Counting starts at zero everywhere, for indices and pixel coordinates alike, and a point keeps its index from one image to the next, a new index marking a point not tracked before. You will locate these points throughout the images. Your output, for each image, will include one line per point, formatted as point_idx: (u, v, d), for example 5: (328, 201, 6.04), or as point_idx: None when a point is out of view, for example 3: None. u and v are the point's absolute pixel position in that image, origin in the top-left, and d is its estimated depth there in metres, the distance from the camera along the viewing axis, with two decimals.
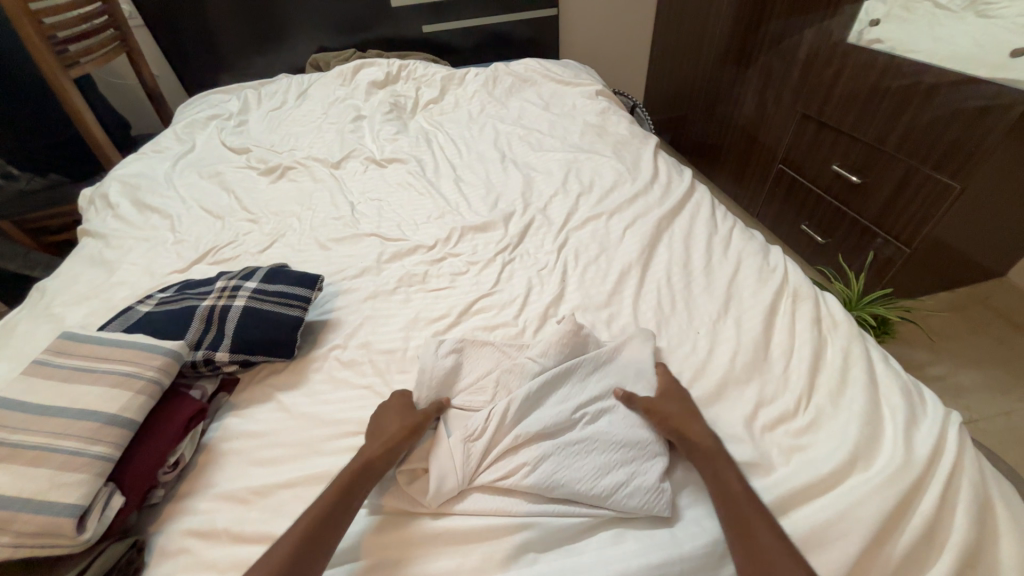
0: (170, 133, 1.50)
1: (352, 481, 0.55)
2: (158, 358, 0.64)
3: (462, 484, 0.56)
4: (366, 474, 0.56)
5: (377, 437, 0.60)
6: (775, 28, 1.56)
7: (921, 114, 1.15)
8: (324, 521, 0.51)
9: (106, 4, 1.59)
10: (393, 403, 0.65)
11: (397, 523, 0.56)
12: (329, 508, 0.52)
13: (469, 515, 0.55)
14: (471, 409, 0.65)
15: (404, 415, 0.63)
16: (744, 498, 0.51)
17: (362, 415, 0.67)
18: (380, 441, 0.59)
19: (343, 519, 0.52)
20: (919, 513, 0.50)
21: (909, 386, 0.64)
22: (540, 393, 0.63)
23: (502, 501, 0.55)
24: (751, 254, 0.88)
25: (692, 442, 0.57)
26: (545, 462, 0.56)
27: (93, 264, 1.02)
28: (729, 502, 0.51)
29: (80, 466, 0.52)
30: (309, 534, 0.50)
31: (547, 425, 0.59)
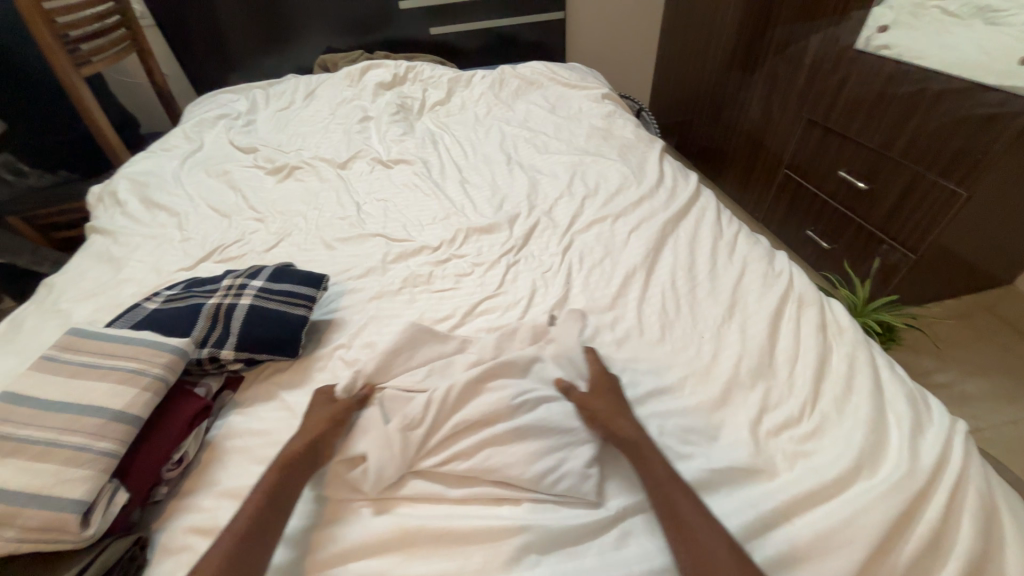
0: (179, 131, 1.51)
1: (290, 472, 0.57)
2: (164, 355, 0.64)
3: (403, 471, 0.59)
4: (308, 464, 0.58)
5: (313, 429, 0.62)
6: (782, 33, 1.55)
7: (928, 121, 1.15)
8: (267, 512, 0.52)
9: (118, 4, 1.61)
10: (321, 397, 0.67)
11: (338, 511, 0.58)
12: (269, 497, 0.54)
13: (410, 500, 0.58)
14: (406, 392, 0.66)
15: (330, 408, 0.65)
16: (682, 496, 0.51)
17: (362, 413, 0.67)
18: (316, 434, 0.61)
19: (286, 509, 0.54)
20: (924, 521, 0.50)
21: (914, 394, 0.64)
22: (473, 383, 0.64)
23: (449, 486, 0.59)
24: (757, 259, 0.88)
25: (626, 440, 0.57)
26: (479, 451, 0.59)
27: (101, 261, 1.03)
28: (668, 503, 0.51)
29: (86, 462, 0.53)
30: (251, 524, 0.51)
31: (487, 411, 0.61)
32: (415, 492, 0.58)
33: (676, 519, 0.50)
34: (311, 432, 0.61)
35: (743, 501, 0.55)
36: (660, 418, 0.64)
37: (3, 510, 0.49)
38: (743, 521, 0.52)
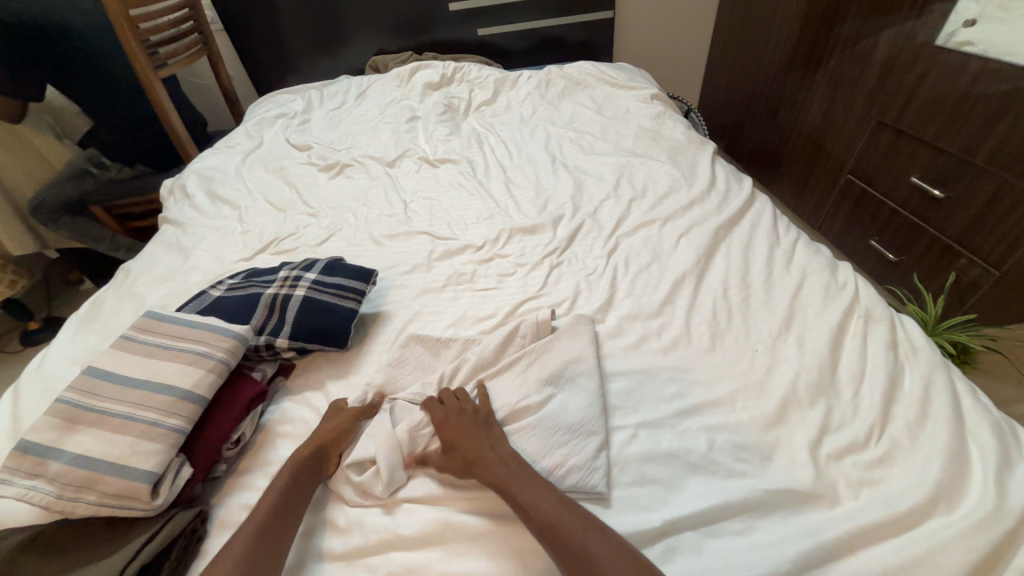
0: (241, 129, 1.61)
1: (307, 460, 0.60)
2: (227, 340, 0.68)
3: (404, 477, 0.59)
4: (323, 453, 0.62)
5: (325, 425, 0.65)
6: (850, 29, 1.46)
7: (1021, 124, 1.04)
8: (286, 497, 0.55)
9: (192, 10, 1.73)
10: (331, 405, 0.69)
11: (342, 505, 0.60)
12: (291, 481, 0.57)
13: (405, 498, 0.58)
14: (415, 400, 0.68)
15: (339, 414, 0.67)
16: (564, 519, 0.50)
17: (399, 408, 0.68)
18: (326, 429, 0.64)
19: (303, 496, 0.57)
20: (1014, 567, 0.45)
21: (1001, 424, 0.58)
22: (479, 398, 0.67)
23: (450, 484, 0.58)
24: (818, 269, 0.83)
25: (496, 473, 0.55)
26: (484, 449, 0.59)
27: (170, 249, 1.11)
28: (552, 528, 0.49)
29: (157, 436, 0.57)
30: (275, 509, 0.54)
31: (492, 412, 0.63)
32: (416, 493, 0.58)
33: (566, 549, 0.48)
34: (328, 427, 0.64)
35: (801, 528, 0.51)
36: (709, 432, 0.61)
37: (87, 476, 0.54)
38: (800, 548, 0.49)
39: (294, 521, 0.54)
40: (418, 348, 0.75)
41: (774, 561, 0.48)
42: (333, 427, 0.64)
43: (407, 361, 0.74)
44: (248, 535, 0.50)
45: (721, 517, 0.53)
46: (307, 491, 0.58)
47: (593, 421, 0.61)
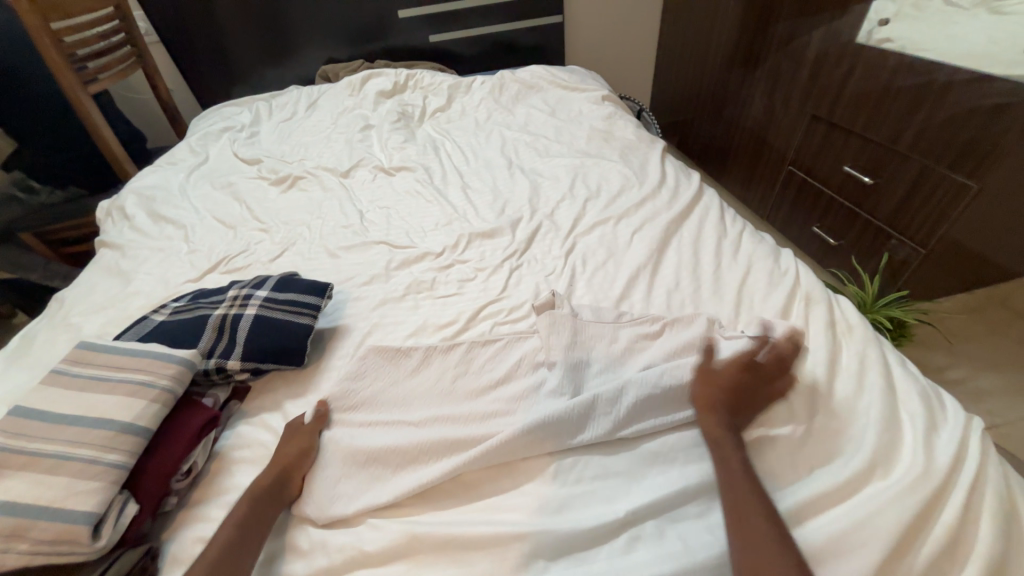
0: (185, 145, 1.54)
1: (271, 481, 0.59)
2: (172, 367, 0.65)
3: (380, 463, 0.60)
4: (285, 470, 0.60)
5: (283, 446, 0.63)
6: (783, 29, 1.55)
7: (935, 114, 1.14)
8: (246, 520, 0.54)
9: (123, 22, 1.64)
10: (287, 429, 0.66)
11: (303, 526, 0.58)
12: (251, 504, 0.56)
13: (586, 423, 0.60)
14: (377, 421, 0.66)
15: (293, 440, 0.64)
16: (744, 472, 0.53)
17: (360, 418, 0.67)
18: (286, 449, 0.63)
19: (265, 515, 0.56)
20: (943, 521, 0.49)
21: (927, 391, 0.63)
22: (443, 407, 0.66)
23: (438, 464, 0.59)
24: (762, 257, 0.87)
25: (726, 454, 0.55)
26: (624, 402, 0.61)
27: (109, 274, 1.05)
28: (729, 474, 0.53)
29: (95, 474, 0.53)
30: (235, 532, 0.53)
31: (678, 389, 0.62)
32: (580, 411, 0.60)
33: (729, 492, 0.52)
34: (286, 447, 0.63)
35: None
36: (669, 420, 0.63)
37: (15, 524, 0.50)
38: None
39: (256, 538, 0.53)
40: (380, 358, 0.74)
41: None
42: (290, 447, 0.63)
43: (367, 374, 0.72)
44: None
45: (681, 502, 0.55)
46: (273, 511, 0.57)
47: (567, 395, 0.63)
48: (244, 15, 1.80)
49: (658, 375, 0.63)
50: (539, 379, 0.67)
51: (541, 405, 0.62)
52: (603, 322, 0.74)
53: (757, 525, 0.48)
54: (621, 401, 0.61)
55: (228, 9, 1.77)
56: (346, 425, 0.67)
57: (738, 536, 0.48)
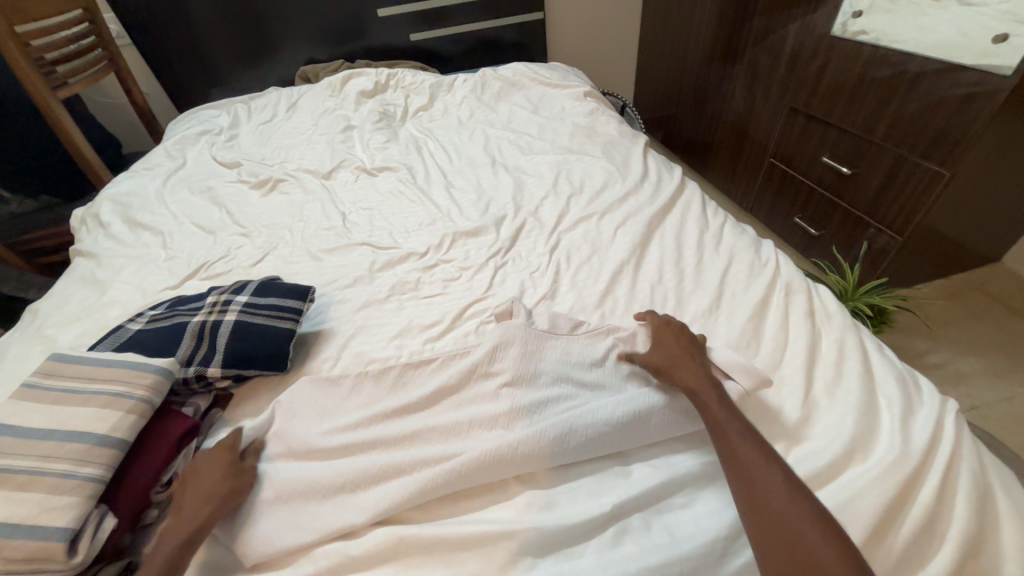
0: (160, 149, 1.50)
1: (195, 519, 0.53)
2: (148, 377, 0.63)
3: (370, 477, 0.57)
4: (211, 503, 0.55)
5: (204, 475, 0.57)
6: (760, 23, 1.56)
7: (907, 104, 1.16)
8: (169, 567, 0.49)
9: (93, 24, 1.60)
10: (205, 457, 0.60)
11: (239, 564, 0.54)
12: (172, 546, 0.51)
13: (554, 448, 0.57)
14: (336, 433, 0.62)
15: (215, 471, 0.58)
16: (736, 426, 0.55)
17: (316, 429, 0.63)
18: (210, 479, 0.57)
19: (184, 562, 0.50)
20: (919, 502, 0.50)
21: (904, 375, 0.64)
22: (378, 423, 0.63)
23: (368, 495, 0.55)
24: (743, 248, 0.88)
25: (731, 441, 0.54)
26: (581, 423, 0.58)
27: (85, 284, 1.02)
28: (721, 434, 0.55)
29: (71, 489, 0.52)
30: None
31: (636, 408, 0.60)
32: (551, 434, 0.57)
33: (739, 468, 0.51)
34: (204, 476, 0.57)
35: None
36: None
37: None
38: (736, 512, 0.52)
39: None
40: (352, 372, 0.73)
41: (715, 527, 0.51)
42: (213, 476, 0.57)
43: (298, 406, 0.67)
44: None
45: (666, 494, 0.55)
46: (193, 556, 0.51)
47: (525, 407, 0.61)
48: (219, 16, 1.76)
49: (624, 400, 0.60)
50: (494, 384, 0.64)
51: (506, 418, 0.60)
52: (555, 335, 0.71)
53: (759, 479, 0.49)
54: (579, 420, 0.58)
55: (202, 10, 1.73)
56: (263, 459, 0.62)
57: (755, 514, 0.47)
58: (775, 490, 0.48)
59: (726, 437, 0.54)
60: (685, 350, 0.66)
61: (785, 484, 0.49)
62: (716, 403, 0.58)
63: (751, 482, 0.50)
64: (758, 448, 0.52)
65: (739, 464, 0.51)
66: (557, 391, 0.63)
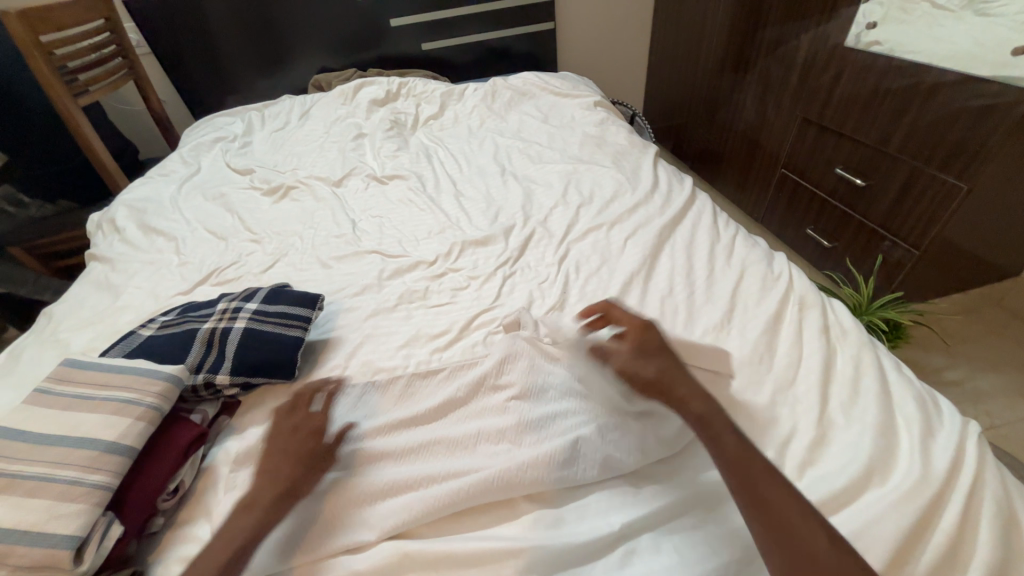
0: (176, 156, 1.53)
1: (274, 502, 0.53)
2: (157, 384, 0.64)
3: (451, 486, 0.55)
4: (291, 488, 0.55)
5: (291, 454, 0.58)
6: (772, 33, 1.56)
7: (923, 115, 1.14)
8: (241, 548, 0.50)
9: (114, 34, 1.64)
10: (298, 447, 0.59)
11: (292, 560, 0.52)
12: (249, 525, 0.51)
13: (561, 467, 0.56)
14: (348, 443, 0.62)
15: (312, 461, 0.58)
16: (758, 461, 0.49)
17: (325, 439, 0.63)
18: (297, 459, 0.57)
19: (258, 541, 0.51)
20: (941, 530, 0.48)
21: (923, 396, 0.62)
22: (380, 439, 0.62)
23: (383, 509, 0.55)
24: (755, 261, 0.87)
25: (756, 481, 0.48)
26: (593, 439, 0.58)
27: (99, 288, 1.04)
28: (741, 471, 0.49)
29: (79, 496, 0.52)
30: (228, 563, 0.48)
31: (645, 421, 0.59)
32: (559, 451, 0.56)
33: (772, 515, 0.45)
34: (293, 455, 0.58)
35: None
36: None
37: None
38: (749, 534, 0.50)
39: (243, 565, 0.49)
40: (358, 382, 0.73)
41: (727, 551, 0.49)
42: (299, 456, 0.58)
43: (307, 414, 0.67)
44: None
45: (677, 513, 0.54)
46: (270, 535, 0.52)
47: (534, 422, 0.60)
48: (236, 26, 1.80)
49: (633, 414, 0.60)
50: (503, 398, 0.64)
51: (514, 433, 0.60)
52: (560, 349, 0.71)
53: (788, 521, 0.45)
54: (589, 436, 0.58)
55: (220, 20, 1.77)
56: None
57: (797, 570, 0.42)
58: (808, 533, 0.44)
59: (748, 474, 0.48)
60: (675, 365, 0.59)
61: (814, 525, 0.44)
62: (727, 436, 0.51)
63: (779, 526, 0.45)
64: (781, 487, 0.47)
65: (766, 505, 0.46)
66: (565, 405, 0.63)
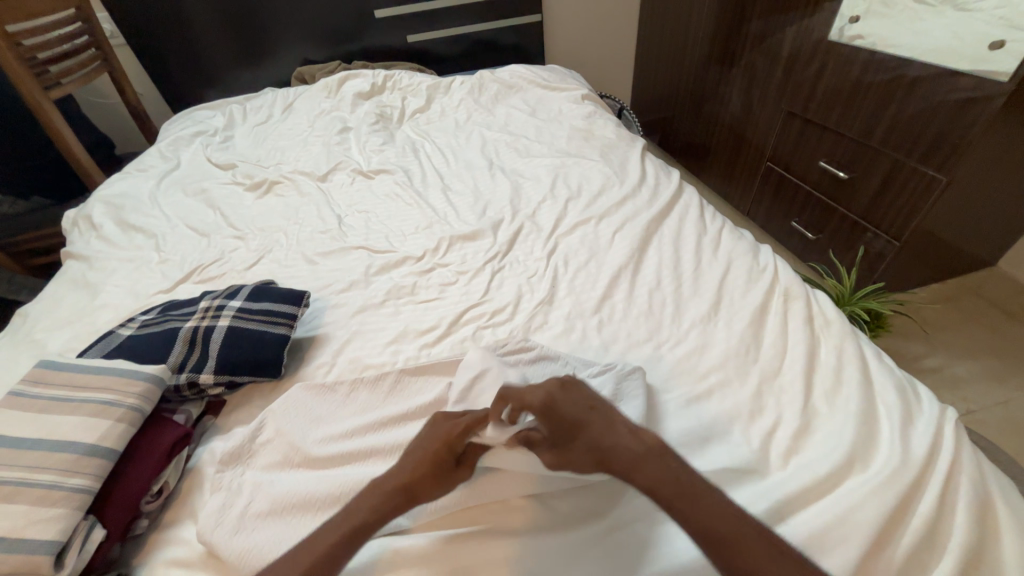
0: (154, 150, 1.48)
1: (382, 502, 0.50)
2: (138, 385, 0.62)
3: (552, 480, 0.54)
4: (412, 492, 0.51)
5: (424, 454, 0.52)
6: (757, 27, 1.56)
7: (905, 109, 1.16)
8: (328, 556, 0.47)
9: (87, 24, 1.58)
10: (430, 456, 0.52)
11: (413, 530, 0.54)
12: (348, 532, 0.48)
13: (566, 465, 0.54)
14: (339, 439, 0.62)
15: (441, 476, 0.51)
16: (705, 489, 0.46)
17: (314, 435, 0.63)
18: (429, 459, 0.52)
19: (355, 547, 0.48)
20: (919, 514, 0.49)
21: (903, 384, 0.64)
22: (376, 431, 0.62)
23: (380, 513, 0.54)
24: (741, 254, 0.88)
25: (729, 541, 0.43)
26: None
27: (76, 286, 1.01)
28: (695, 509, 0.44)
29: (58, 500, 0.51)
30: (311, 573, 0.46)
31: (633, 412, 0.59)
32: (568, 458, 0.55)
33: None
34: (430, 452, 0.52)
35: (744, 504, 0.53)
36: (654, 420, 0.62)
37: None
38: None
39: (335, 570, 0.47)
40: (347, 379, 0.72)
41: None
42: (433, 455, 0.52)
43: (295, 410, 0.66)
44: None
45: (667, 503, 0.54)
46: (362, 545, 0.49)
47: None
48: (214, 16, 1.75)
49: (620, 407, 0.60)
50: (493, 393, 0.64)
51: None
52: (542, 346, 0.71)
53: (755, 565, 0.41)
54: None
55: (198, 10, 1.72)
56: (252, 472, 0.61)
57: None
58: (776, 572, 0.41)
59: (701, 515, 0.44)
60: (602, 417, 0.52)
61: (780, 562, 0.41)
62: (669, 476, 0.46)
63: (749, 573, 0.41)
64: (736, 521, 0.44)
65: (725, 543, 0.43)
66: None
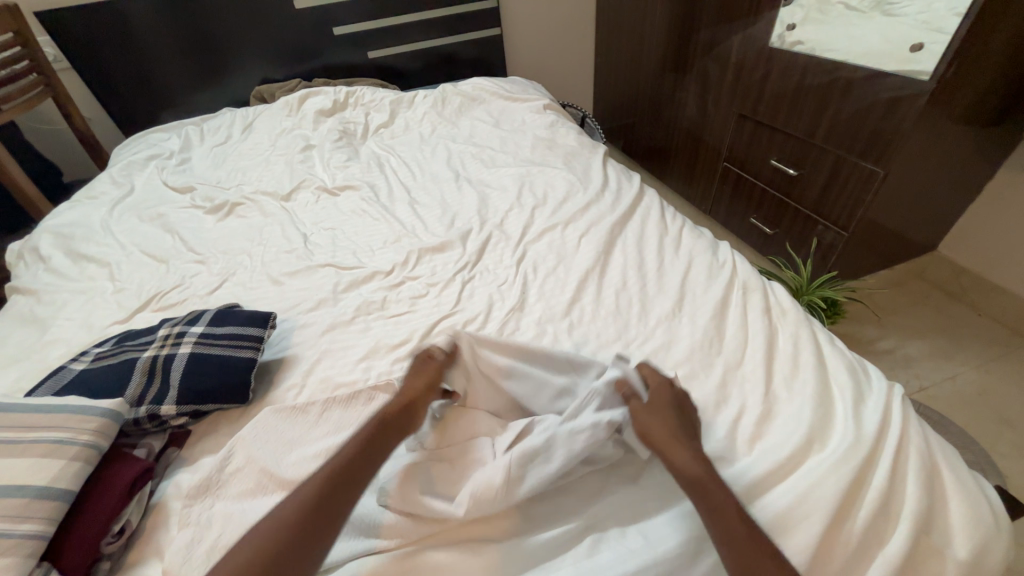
0: (105, 176, 1.43)
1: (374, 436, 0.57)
2: (93, 420, 0.59)
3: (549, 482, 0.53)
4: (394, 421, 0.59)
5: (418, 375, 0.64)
6: (706, 35, 1.64)
7: (843, 109, 1.24)
8: (332, 494, 0.51)
9: (27, 49, 1.52)
10: (417, 373, 0.65)
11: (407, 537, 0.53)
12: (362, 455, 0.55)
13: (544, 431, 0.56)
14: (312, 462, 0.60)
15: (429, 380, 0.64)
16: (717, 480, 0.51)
17: (288, 460, 0.61)
18: (417, 373, 0.65)
19: (355, 488, 0.53)
20: (874, 486, 0.52)
21: (854, 365, 0.68)
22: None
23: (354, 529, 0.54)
24: (701, 251, 0.91)
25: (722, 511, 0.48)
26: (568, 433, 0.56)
27: (23, 323, 0.96)
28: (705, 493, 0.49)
29: (5, 549, 0.48)
30: (328, 491, 0.51)
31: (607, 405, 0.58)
32: (537, 443, 0.54)
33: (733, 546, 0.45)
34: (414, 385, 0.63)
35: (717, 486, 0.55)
36: None
37: None
38: None
39: (325, 537, 0.49)
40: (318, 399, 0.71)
41: (684, 531, 0.51)
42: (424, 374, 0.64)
43: (264, 437, 0.64)
44: (336, 468, 0.53)
45: (639, 499, 0.55)
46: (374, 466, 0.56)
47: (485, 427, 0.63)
48: (167, 38, 1.71)
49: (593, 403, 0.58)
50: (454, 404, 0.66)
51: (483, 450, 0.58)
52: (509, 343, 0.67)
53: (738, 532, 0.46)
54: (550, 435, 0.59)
55: (149, 33, 1.68)
56: (221, 503, 0.58)
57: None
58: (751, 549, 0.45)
59: (723, 525, 0.47)
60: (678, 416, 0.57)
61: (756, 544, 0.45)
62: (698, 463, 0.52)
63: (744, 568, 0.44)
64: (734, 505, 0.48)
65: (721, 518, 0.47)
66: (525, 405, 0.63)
